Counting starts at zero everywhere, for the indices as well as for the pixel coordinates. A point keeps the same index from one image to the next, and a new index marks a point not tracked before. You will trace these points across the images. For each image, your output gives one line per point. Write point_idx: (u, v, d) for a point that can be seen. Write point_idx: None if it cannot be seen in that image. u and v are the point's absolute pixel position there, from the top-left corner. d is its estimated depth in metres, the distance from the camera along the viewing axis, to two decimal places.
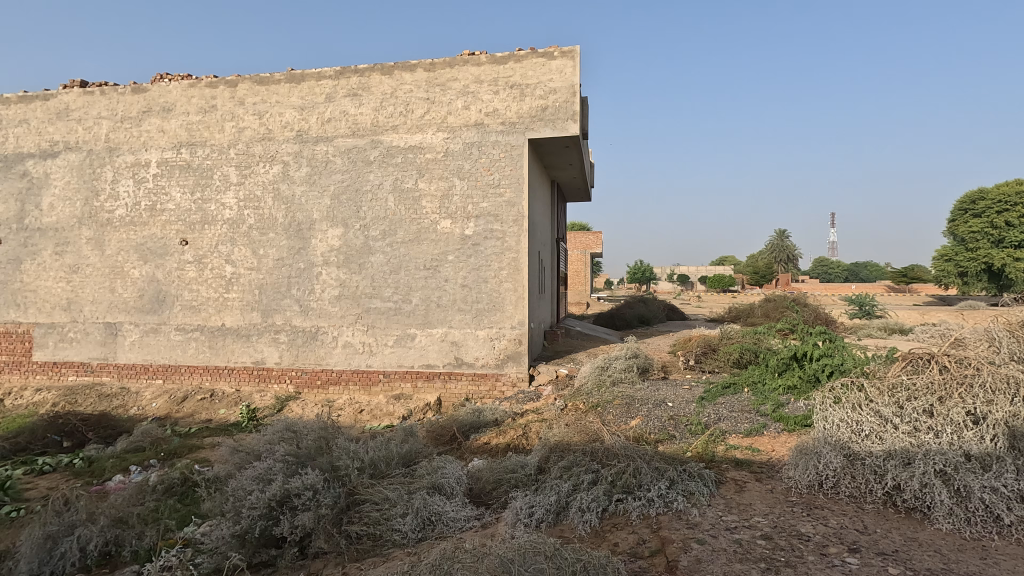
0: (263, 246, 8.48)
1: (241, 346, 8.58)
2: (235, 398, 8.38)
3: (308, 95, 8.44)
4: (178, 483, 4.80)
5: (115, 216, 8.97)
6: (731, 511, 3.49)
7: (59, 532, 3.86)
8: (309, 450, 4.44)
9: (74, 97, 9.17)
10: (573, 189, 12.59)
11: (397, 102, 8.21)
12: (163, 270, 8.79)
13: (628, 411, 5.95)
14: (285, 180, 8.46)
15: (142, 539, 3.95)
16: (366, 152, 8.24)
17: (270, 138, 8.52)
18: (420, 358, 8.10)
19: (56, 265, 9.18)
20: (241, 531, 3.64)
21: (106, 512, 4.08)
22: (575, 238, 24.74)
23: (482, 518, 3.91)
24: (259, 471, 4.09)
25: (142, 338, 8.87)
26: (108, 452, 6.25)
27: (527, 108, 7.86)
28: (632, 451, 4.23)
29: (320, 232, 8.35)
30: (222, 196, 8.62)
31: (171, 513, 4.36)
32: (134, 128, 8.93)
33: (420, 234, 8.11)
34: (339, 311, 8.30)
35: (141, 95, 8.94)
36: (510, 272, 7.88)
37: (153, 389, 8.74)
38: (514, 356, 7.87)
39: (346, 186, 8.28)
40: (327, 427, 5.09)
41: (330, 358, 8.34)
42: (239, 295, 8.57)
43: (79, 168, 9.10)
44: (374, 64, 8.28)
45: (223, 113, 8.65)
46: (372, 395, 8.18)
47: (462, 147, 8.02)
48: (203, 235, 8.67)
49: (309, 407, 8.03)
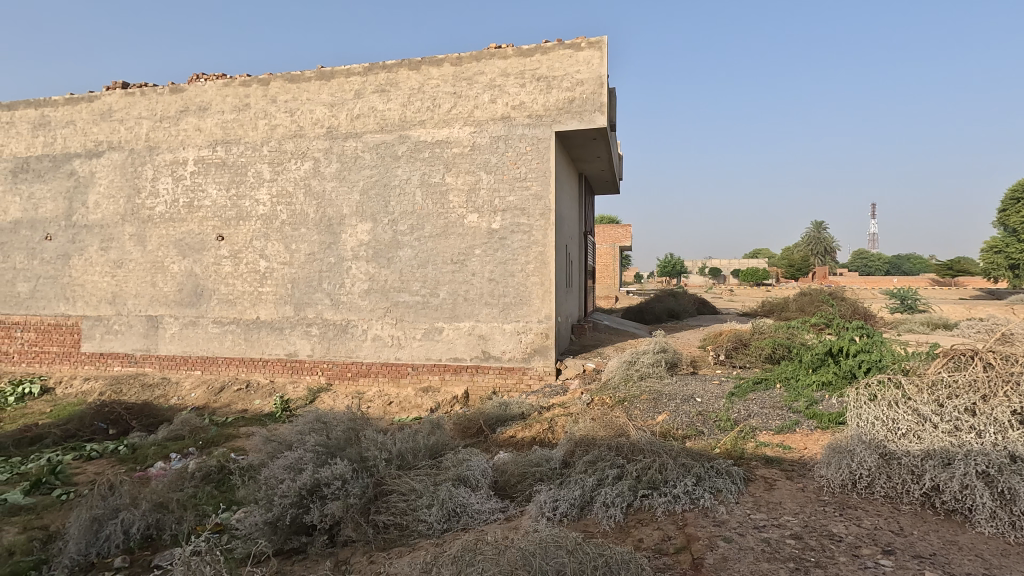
0: (295, 241, 8.68)
1: (275, 339, 8.81)
2: (269, 389, 8.62)
3: (338, 93, 8.55)
4: (215, 470, 5.01)
5: (156, 213, 9.30)
6: (759, 510, 3.42)
7: (104, 515, 4.01)
8: (338, 440, 4.50)
9: (116, 98, 9.52)
10: (602, 182, 12.50)
11: (425, 97, 8.24)
12: (201, 264, 9.08)
13: (656, 407, 5.87)
14: (316, 176, 8.62)
15: (181, 523, 4.11)
16: (395, 147, 8.31)
17: (301, 135, 8.68)
18: (448, 351, 8.17)
19: (102, 260, 9.57)
20: (273, 518, 3.71)
21: (148, 497, 4.24)
22: (604, 231, 24.63)
23: (506, 510, 3.94)
24: (290, 461, 4.17)
25: (182, 330, 9.20)
26: (151, 440, 6.51)
27: (555, 100, 7.79)
28: (657, 446, 4.21)
29: (350, 227, 8.49)
30: (256, 193, 8.85)
31: (209, 499, 4.55)
32: (173, 128, 9.22)
33: (447, 229, 8.16)
34: (369, 305, 8.43)
35: (179, 95, 9.22)
36: (537, 266, 7.86)
37: (192, 379, 9.08)
38: (541, 349, 7.86)
39: (375, 181, 8.39)
40: (356, 418, 5.15)
41: (360, 351, 8.49)
42: (273, 290, 8.79)
43: (122, 167, 9.45)
44: (402, 60, 8.33)
45: (257, 111, 8.85)
46: (401, 387, 8.31)
47: (488, 141, 8.01)
48: (239, 231, 8.91)
49: (340, 399, 8.20)
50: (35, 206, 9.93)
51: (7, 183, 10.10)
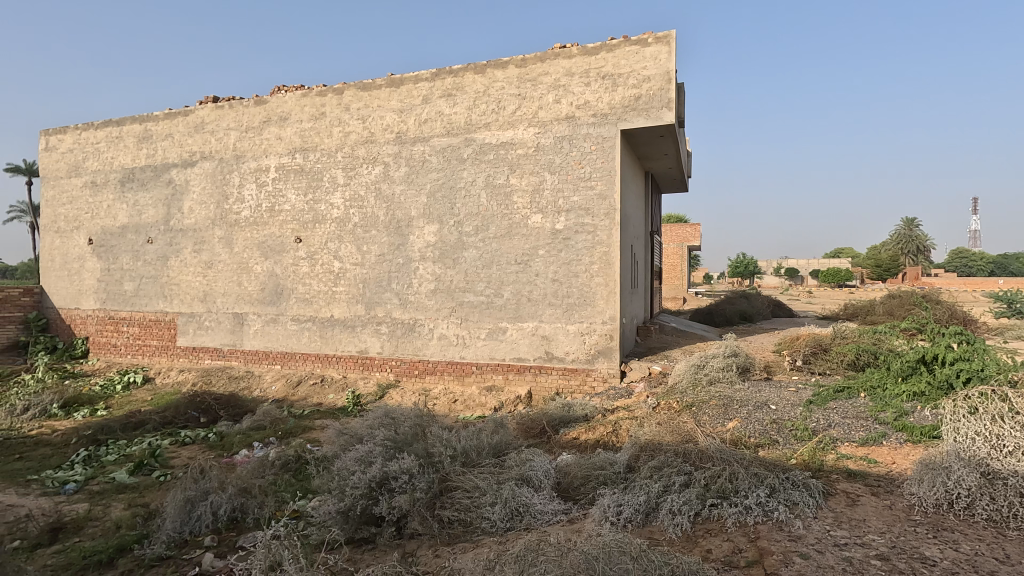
0: (366, 243, 9.04)
1: (347, 337, 9.21)
2: (342, 384, 9.03)
3: (407, 99, 8.82)
4: (292, 460, 5.32)
5: (242, 217, 9.97)
6: (841, 527, 3.21)
7: (195, 496, 4.34)
8: (406, 436, 4.65)
9: (208, 111, 10.30)
10: (670, 179, 12.16)
11: (490, 100, 8.34)
12: (281, 265, 9.65)
13: (726, 413, 5.65)
14: (386, 180, 8.94)
15: (262, 508, 4.39)
16: (461, 150, 8.47)
17: (372, 141, 9.03)
18: (511, 351, 8.23)
19: (195, 261, 10.38)
20: (345, 508, 3.88)
21: (233, 482, 4.56)
22: (672, 230, 23.96)
23: (569, 512, 3.92)
24: (361, 454, 4.36)
25: (264, 327, 9.81)
26: (237, 428, 6.99)
27: (620, 98, 7.66)
28: (727, 454, 4.06)
29: (417, 229, 8.74)
30: (331, 197, 9.29)
31: (287, 487, 4.83)
32: (257, 137, 9.85)
33: (511, 229, 8.22)
34: (435, 305, 8.64)
35: (262, 107, 9.83)
36: (602, 266, 7.76)
37: (273, 373, 9.66)
38: (605, 351, 7.75)
39: (442, 183, 8.59)
40: (422, 415, 5.30)
41: (427, 350, 8.71)
42: (346, 289, 9.19)
43: (212, 175, 10.21)
44: (468, 64, 8.47)
45: (332, 119, 9.29)
46: (465, 386, 8.45)
47: (553, 142, 8.00)
48: (315, 233, 9.39)
49: (407, 395, 8.46)
50: (139, 212, 10.92)
51: (116, 192, 11.17)
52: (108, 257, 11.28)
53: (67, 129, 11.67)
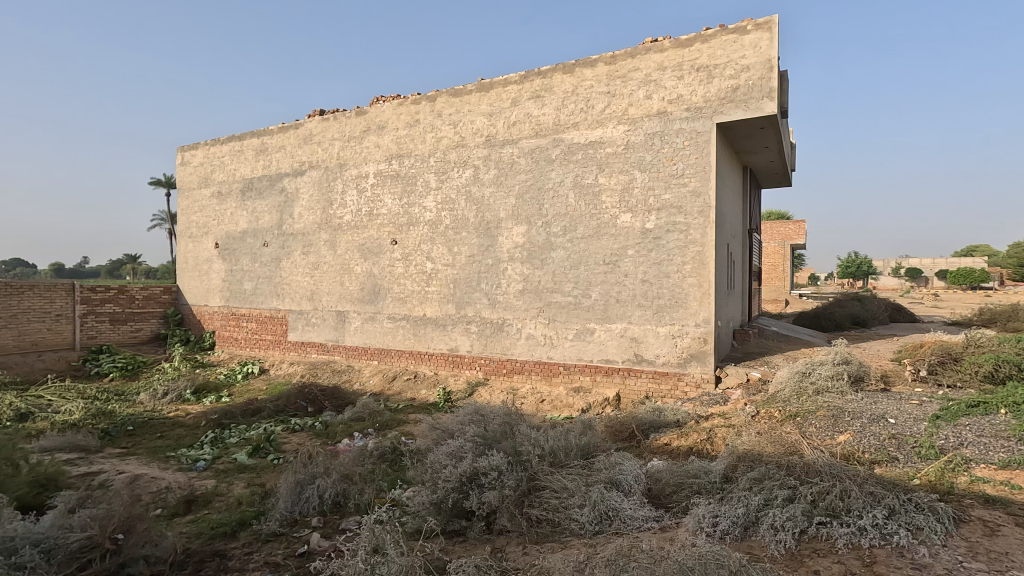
0: (457, 244, 9.33)
1: (439, 335, 9.55)
2: (434, 380, 9.38)
3: (496, 102, 8.99)
4: (389, 451, 5.61)
5: (344, 221, 10.65)
6: (977, 558, 2.85)
7: (304, 480, 4.69)
8: (495, 433, 4.75)
9: (315, 124, 11.11)
10: (771, 174, 11.44)
11: (578, 99, 8.29)
12: (379, 266, 10.20)
13: (835, 425, 5.21)
14: (476, 183, 9.17)
15: (362, 495, 4.66)
16: (549, 151, 8.50)
17: (463, 145, 9.29)
18: (599, 353, 8.13)
19: (304, 262, 11.23)
20: (437, 499, 4.01)
21: (337, 469, 4.89)
22: (772, 228, 22.51)
23: (661, 520, 3.80)
24: (453, 448, 4.52)
25: (363, 324, 10.42)
26: (340, 419, 7.48)
27: (716, 90, 7.32)
28: (837, 469, 3.75)
29: (506, 230, 8.88)
30: (424, 201, 9.68)
31: (384, 476, 5.10)
32: (358, 146, 10.49)
33: (600, 229, 8.11)
34: (523, 305, 8.73)
35: (363, 117, 10.45)
36: (695, 266, 7.45)
37: (371, 368, 10.23)
38: (699, 355, 7.44)
39: (530, 185, 8.66)
40: (511, 414, 5.39)
41: (515, 349, 8.83)
42: (438, 289, 9.54)
43: (319, 183, 11.00)
44: (556, 64, 8.48)
45: (426, 126, 9.68)
46: (553, 386, 8.46)
47: (643, 139, 7.80)
48: (410, 235, 9.83)
49: (496, 393, 8.63)
50: (257, 218, 12.00)
51: (237, 200, 12.37)
52: (231, 259, 12.51)
53: (198, 145, 13.08)
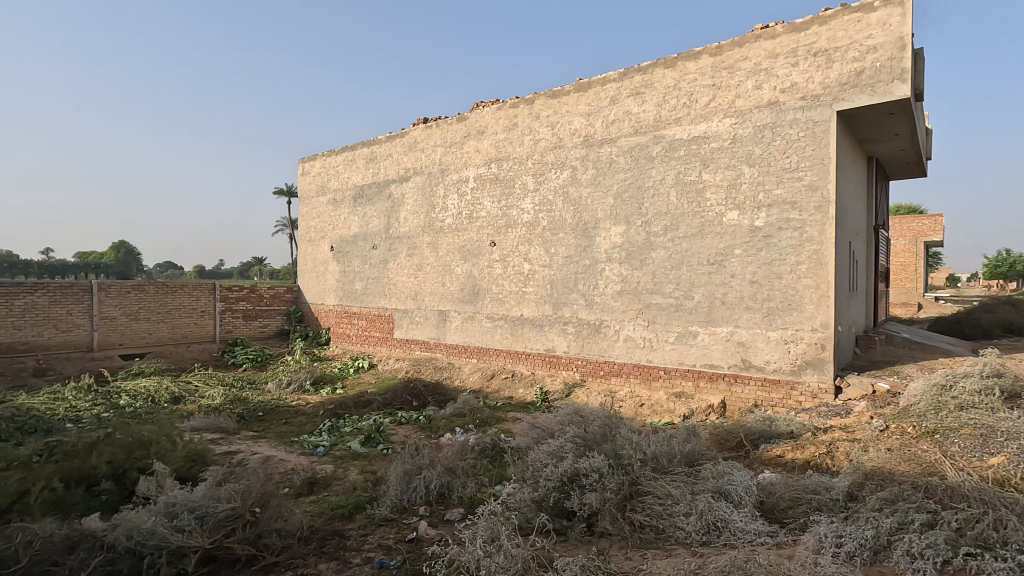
0: (554, 245, 9.37)
1: (536, 335, 9.66)
2: (531, 380, 9.49)
3: (594, 101, 8.92)
4: (489, 447, 5.78)
5: (446, 224, 11.09)
6: None
7: (412, 470, 4.94)
8: (595, 435, 4.72)
9: (420, 132, 11.68)
10: (901, 163, 10.32)
11: (681, 94, 8.01)
12: (478, 267, 10.50)
13: (985, 446, 4.60)
14: (574, 183, 9.16)
15: (465, 488, 4.83)
16: (649, 148, 8.29)
17: (561, 146, 9.32)
18: (702, 357, 7.79)
19: (408, 263, 11.84)
20: (539, 498, 4.06)
21: (442, 462, 5.10)
22: (902, 224, 20.29)
23: (775, 536, 3.57)
24: (553, 448, 4.55)
25: (463, 323, 10.79)
26: (442, 414, 7.80)
27: (836, 75, 6.75)
28: (988, 495, 3.33)
29: (604, 230, 8.78)
30: (522, 203, 9.83)
31: (485, 471, 5.26)
32: (459, 151, 10.88)
33: (703, 228, 7.78)
34: (621, 306, 8.59)
35: (464, 123, 10.82)
36: (812, 267, 6.90)
37: (470, 366, 10.56)
38: (816, 362, 6.89)
39: (629, 183, 8.50)
40: (611, 417, 5.33)
41: (613, 351, 8.71)
42: (535, 290, 9.65)
43: (423, 188, 11.55)
44: (657, 59, 8.25)
45: (524, 129, 9.83)
46: (652, 390, 8.24)
47: (752, 132, 7.37)
48: (508, 237, 10.03)
49: (593, 395, 8.56)
50: (367, 223, 12.84)
51: (350, 206, 13.31)
52: (344, 261, 13.49)
53: (316, 157, 14.25)
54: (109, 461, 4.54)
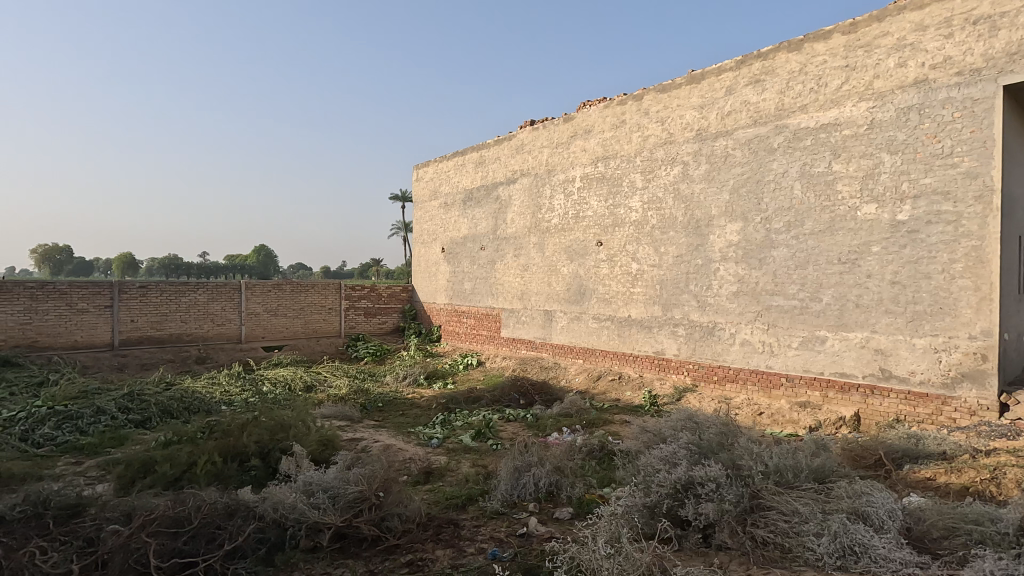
0: (664, 244, 9.07)
1: (644, 337, 9.41)
2: (639, 383, 9.26)
3: (709, 93, 8.50)
4: (597, 449, 5.74)
5: (552, 224, 11.16)
6: None
7: (521, 467, 5.03)
8: (711, 443, 4.51)
9: (527, 134, 11.86)
10: None
11: (807, 78, 7.39)
12: (584, 267, 10.45)
13: None
14: (685, 180, 8.80)
15: (574, 488, 4.84)
16: (770, 139, 7.74)
17: (672, 141, 8.99)
18: (832, 365, 7.13)
19: (515, 264, 12.07)
20: (651, 503, 3.95)
21: (550, 460, 5.14)
22: None
23: (926, 567, 3.18)
24: (666, 454, 4.41)
25: (569, 323, 10.79)
26: (549, 413, 7.86)
27: (1003, 45, 5.85)
28: None
29: (719, 228, 8.34)
30: (630, 201, 9.63)
31: (593, 473, 5.24)
32: (565, 151, 10.90)
33: (833, 224, 7.11)
34: (738, 307, 8.11)
35: (570, 123, 10.82)
36: (970, 265, 6.04)
37: (576, 366, 10.54)
38: (974, 375, 6.03)
39: (747, 178, 8.00)
40: (728, 424, 5.06)
41: (728, 355, 8.25)
42: (643, 290, 9.40)
43: (529, 189, 11.72)
44: (780, 43, 7.68)
45: (632, 126, 9.62)
46: (773, 399, 7.69)
47: (894, 115, 6.61)
48: (615, 236, 9.87)
49: (706, 401, 8.17)
50: (476, 225, 13.28)
51: (460, 209, 13.84)
52: (454, 262, 14.06)
53: (429, 163, 14.98)
54: (257, 440, 5.14)
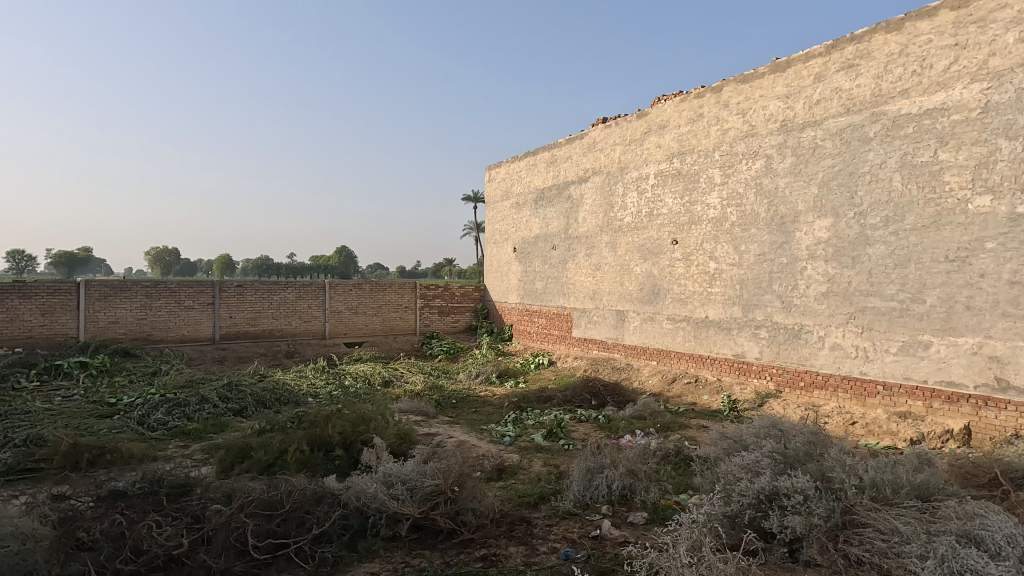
0: (744, 242, 8.67)
1: (723, 339, 9.03)
2: (717, 386, 8.90)
3: (795, 81, 8.02)
4: (672, 454, 5.60)
5: (625, 223, 10.97)
6: None
7: (594, 468, 4.97)
8: (798, 453, 4.27)
9: (599, 132, 11.73)
10: None
11: (908, 60, 6.79)
12: (658, 266, 10.19)
13: None
14: (768, 174, 8.36)
15: (648, 493, 4.73)
16: (865, 128, 7.19)
17: (754, 134, 8.57)
18: (937, 373, 6.52)
19: (587, 263, 11.97)
20: (732, 513, 3.79)
21: (624, 463, 5.06)
22: None
23: None
24: (747, 462, 4.22)
25: (642, 324, 10.56)
26: (622, 415, 7.73)
27: None
28: None
29: (806, 224, 7.86)
30: (707, 197, 9.27)
31: (669, 478, 5.11)
32: (639, 148, 10.67)
33: (939, 218, 6.50)
34: (827, 309, 7.61)
35: (644, 119, 10.57)
36: None
37: (650, 368, 10.29)
38: None
39: (838, 170, 7.48)
40: (817, 434, 4.76)
41: (816, 360, 7.75)
42: (722, 290, 9.03)
43: (601, 188, 11.58)
44: (877, 24, 7.11)
45: (710, 119, 9.26)
46: (867, 407, 7.14)
47: (1014, 96, 5.91)
48: (691, 234, 9.54)
49: (791, 408, 7.73)
50: (547, 224, 13.29)
51: (531, 209, 13.91)
52: (526, 261, 14.15)
53: (501, 164, 15.16)
54: (341, 432, 5.42)
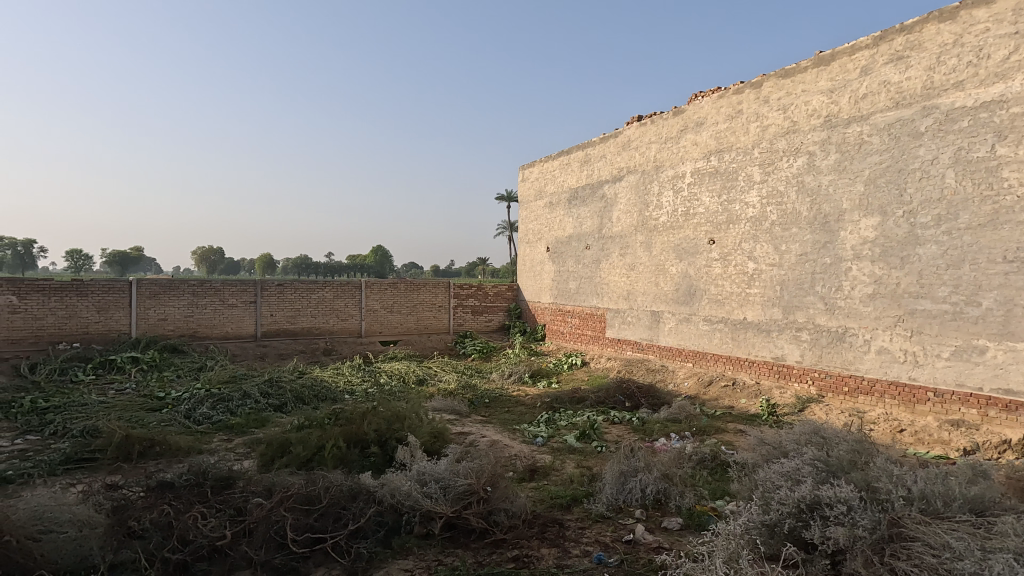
0: (785, 242, 8.42)
1: (762, 341, 8.80)
2: (755, 390, 8.67)
3: (840, 75, 7.73)
4: (708, 459, 5.49)
5: (660, 222, 10.80)
6: None
7: (627, 471, 4.91)
8: (841, 461, 4.12)
9: (634, 130, 11.58)
10: None
11: (963, 51, 6.46)
12: (695, 267, 10.00)
13: None
14: (811, 172, 8.09)
15: (683, 498, 4.65)
16: (915, 123, 6.88)
17: (796, 130, 8.30)
18: (993, 380, 6.18)
19: (621, 263, 11.84)
20: (771, 522, 3.69)
21: (658, 467, 4.99)
22: None
23: None
24: (787, 470, 4.10)
25: (678, 325, 10.38)
26: (656, 418, 7.62)
27: None
28: None
29: (851, 223, 7.58)
30: (746, 196, 9.04)
31: (705, 484, 5.01)
32: (675, 146, 10.49)
33: (996, 216, 6.16)
34: (873, 311, 7.32)
35: (680, 117, 10.39)
36: None
37: (685, 370, 10.11)
38: None
39: (886, 167, 7.18)
40: (862, 442, 4.59)
41: (861, 364, 7.47)
42: (761, 291, 8.79)
43: (636, 187, 11.43)
44: (929, 13, 6.79)
45: (749, 116, 9.03)
46: (917, 415, 6.83)
47: None
48: (729, 234, 9.32)
49: (833, 413, 7.47)
50: (581, 224, 13.21)
51: (565, 209, 13.84)
52: (559, 261, 14.09)
53: (534, 163, 15.14)
54: (376, 429, 5.52)
